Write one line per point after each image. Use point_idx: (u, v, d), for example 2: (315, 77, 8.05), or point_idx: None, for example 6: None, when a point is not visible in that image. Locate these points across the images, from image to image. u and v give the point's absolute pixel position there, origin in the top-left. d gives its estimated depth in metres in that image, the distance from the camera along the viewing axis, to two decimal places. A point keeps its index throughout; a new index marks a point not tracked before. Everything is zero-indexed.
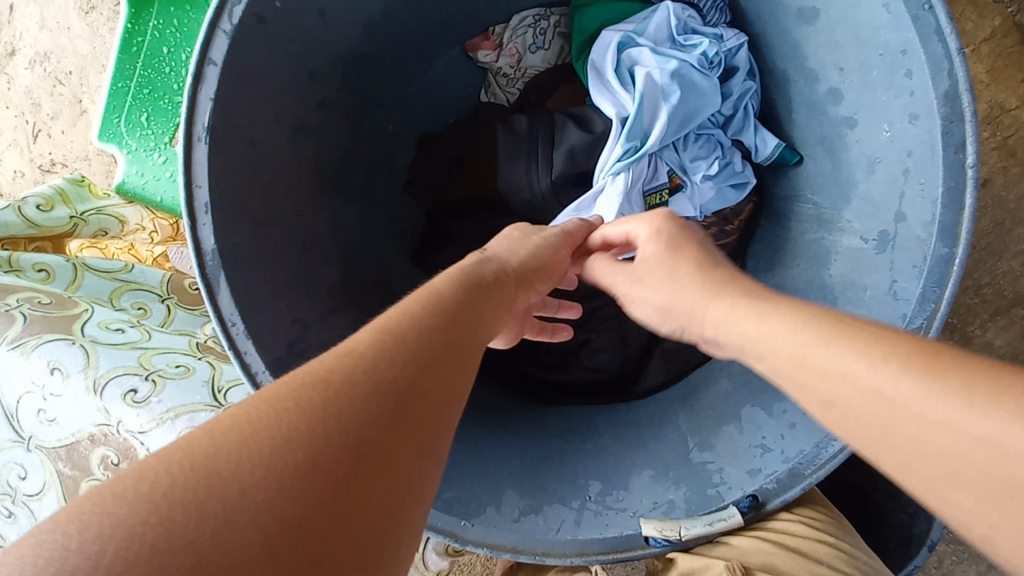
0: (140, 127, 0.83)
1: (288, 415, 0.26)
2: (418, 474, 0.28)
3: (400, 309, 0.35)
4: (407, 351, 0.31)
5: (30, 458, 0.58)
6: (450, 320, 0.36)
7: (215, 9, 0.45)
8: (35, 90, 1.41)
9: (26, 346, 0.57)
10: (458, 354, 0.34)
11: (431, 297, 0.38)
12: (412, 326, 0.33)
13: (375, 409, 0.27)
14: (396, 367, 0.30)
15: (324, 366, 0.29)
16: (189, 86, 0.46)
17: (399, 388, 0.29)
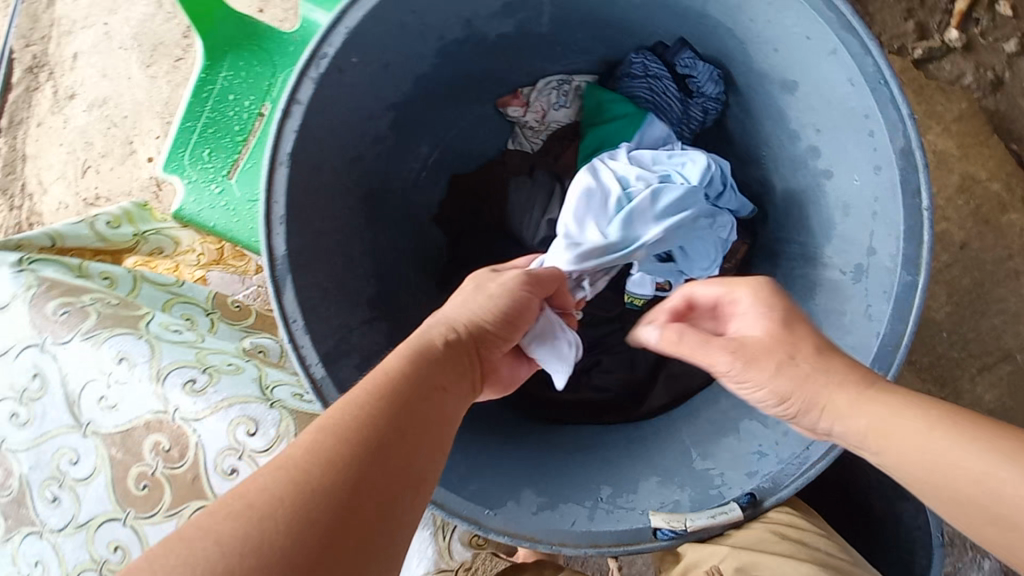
0: (202, 161, 0.93)
1: (199, 560, 0.31)
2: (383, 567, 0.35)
3: (343, 407, 0.40)
4: (352, 460, 0.37)
5: (84, 443, 0.64)
6: (395, 414, 0.41)
7: (306, 60, 0.56)
8: (90, 131, 1.54)
9: (98, 337, 0.64)
10: (388, 472, 0.38)
11: (374, 399, 0.41)
12: (343, 444, 0.37)
13: (328, 526, 0.34)
14: (344, 479, 0.36)
15: (244, 502, 0.34)
16: (277, 121, 0.56)
17: (312, 519, 0.34)
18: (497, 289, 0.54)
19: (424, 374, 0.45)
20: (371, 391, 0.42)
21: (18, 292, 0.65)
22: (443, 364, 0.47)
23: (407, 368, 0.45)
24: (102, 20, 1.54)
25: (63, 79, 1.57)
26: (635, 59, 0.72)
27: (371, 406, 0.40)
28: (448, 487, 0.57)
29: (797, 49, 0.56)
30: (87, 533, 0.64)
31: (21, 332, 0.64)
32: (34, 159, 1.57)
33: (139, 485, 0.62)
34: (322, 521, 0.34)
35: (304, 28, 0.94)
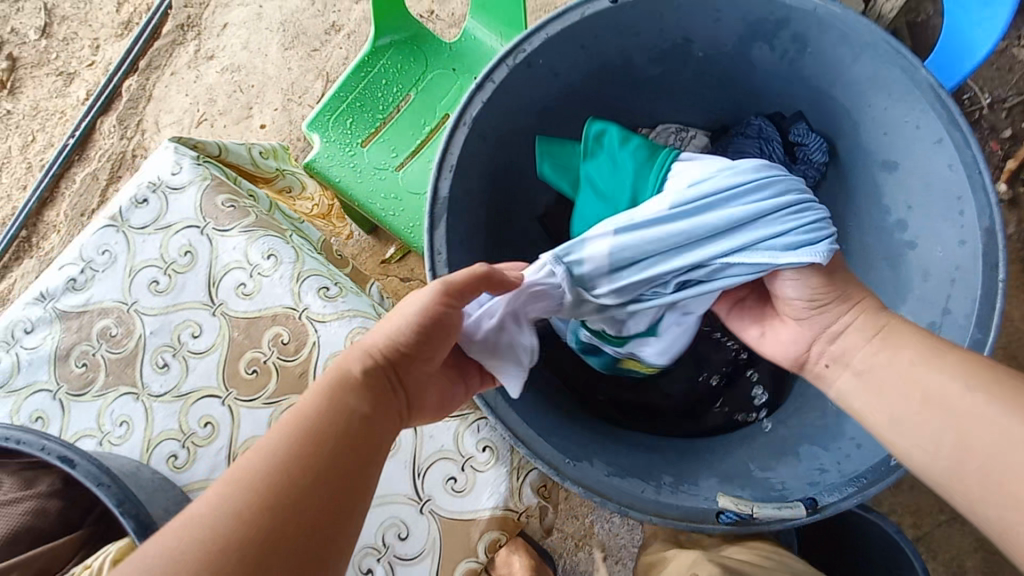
0: (343, 127, 1.05)
1: None
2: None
3: (253, 456, 0.42)
4: (264, 503, 0.39)
5: (211, 320, 0.70)
6: (307, 460, 0.42)
7: (507, 50, 0.67)
8: (216, 89, 1.72)
9: (254, 233, 0.72)
10: (328, 481, 0.42)
11: (300, 429, 0.44)
12: (276, 470, 0.41)
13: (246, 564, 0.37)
14: (248, 534, 0.38)
15: (191, 537, 0.37)
16: (470, 89, 0.67)
17: (261, 535, 0.38)
18: (413, 301, 0.52)
19: (342, 416, 0.46)
20: (296, 420, 0.45)
21: (195, 178, 0.73)
22: (368, 386, 0.49)
23: (315, 414, 0.45)
24: (257, 3, 1.75)
25: (206, 41, 1.75)
26: (754, 120, 0.83)
27: (296, 436, 0.43)
28: (536, 432, 0.62)
29: (905, 136, 0.67)
30: (184, 404, 0.69)
31: (186, 212, 0.72)
32: (158, 101, 1.74)
33: (249, 369, 0.68)
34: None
35: (460, 42, 1.09)
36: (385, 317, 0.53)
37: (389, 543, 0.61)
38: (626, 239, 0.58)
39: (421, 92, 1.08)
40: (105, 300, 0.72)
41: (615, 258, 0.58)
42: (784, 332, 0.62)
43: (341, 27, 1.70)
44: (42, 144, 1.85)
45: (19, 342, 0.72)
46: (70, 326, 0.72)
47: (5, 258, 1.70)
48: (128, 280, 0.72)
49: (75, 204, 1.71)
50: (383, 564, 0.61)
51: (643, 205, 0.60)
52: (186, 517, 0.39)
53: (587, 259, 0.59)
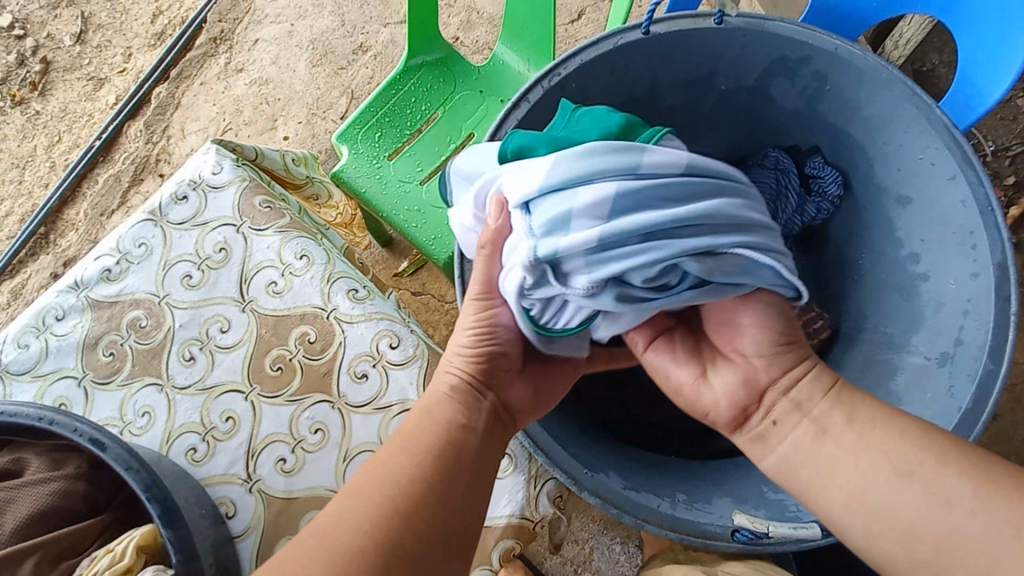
0: (372, 140, 1.10)
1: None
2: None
3: (371, 476, 0.47)
4: (393, 510, 0.44)
5: (240, 316, 0.72)
6: (417, 474, 0.47)
7: (544, 73, 0.71)
8: (243, 101, 1.77)
9: (288, 234, 0.74)
10: (440, 482, 0.47)
11: (406, 448, 0.49)
12: (395, 482, 0.46)
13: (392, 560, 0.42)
14: (381, 533, 0.43)
15: (330, 546, 0.42)
16: (505, 107, 0.70)
17: (394, 534, 0.43)
18: (469, 309, 0.58)
19: (443, 435, 0.51)
20: (401, 441, 0.50)
21: (234, 179, 0.76)
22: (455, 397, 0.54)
23: (421, 434, 0.51)
24: (289, 21, 1.82)
25: (237, 55, 1.82)
26: (771, 152, 0.86)
27: (404, 452, 0.49)
28: (556, 441, 0.63)
29: (920, 172, 0.70)
30: (206, 397, 0.70)
31: (224, 211, 0.75)
32: (186, 109, 1.79)
33: (274, 366, 0.70)
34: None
35: (488, 66, 1.14)
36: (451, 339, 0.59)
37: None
38: (626, 176, 0.51)
39: (448, 110, 1.12)
40: (138, 292, 0.73)
41: (607, 188, 0.51)
42: (721, 382, 0.59)
43: (369, 48, 1.77)
44: (68, 145, 1.90)
45: (50, 329, 0.73)
46: (101, 315, 0.73)
47: (22, 253, 1.72)
48: (162, 273, 0.74)
49: (96, 204, 1.74)
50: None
51: (637, 158, 0.52)
52: (318, 532, 0.43)
53: (577, 177, 0.52)
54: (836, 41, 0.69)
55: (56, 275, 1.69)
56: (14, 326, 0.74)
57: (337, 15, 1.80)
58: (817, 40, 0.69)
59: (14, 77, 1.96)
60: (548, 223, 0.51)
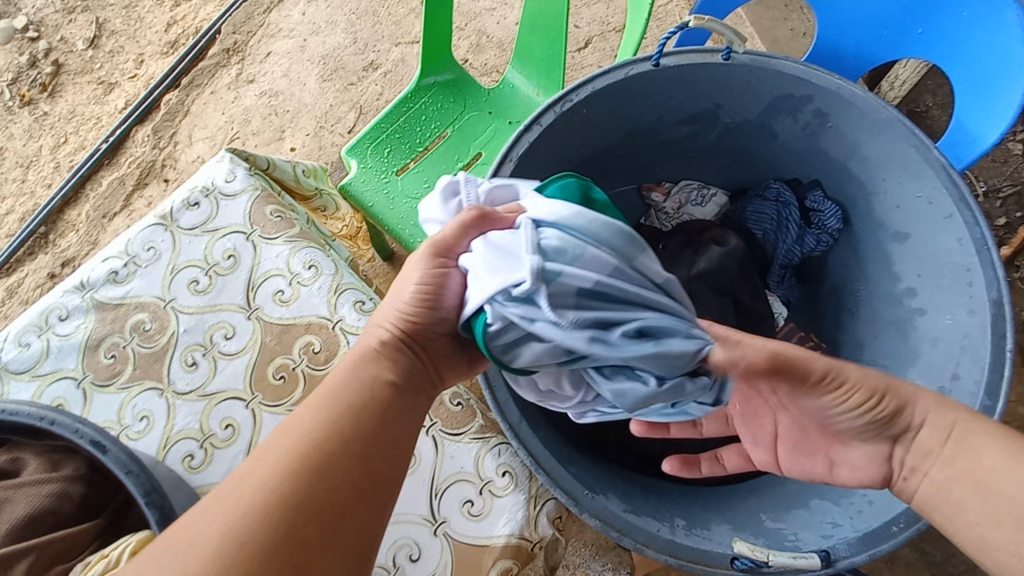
0: (381, 156, 1.12)
1: (224, 551, 0.41)
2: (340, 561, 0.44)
3: (285, 437, 0.47)
4: (303, 474, 0.45)
5: (245, 324, 0.72)
6: (330, 433, 0.48)
7: (556, 97, 0.73)
8: (252, 111, 1.79)
9: (297, 244, 0.75)
10: (352, 447, 0.48)
11: (322, 409, 0.50)
12: (307, 445, 0.47)
13: (303, 522, 0.43)
14: (290, 495, 0.44)
15: (238, 510, 0.43)
16: (517, 131, 0.72)
17: (303, 498, 0.44)
18: (419, 263, 0.56)
19: (362, 394, 0.52)
20: (320, 402, 0.50)
21: (247, 188, 0.77)
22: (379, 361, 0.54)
23: (339, 392, 0.51)
24: (302, 36, 1.86)
25: (249, 66, 1.84)
26: (772, 184, 0.89)
27: (318, 415, 0.49)
28: (556, 460, 0.63)
29: (917, 210, 0.72)
30: (206, 403, 0.69)
31: (234, 218, 0.76)
32: (195, 116, 1.81)
33: (276, 375, 0.70)
34: (261, 538, 0.42)
35: (498, 89, 1.16)
36: (392, 293, 0.58)
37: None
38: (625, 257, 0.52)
39: (457, 130, 1.14)
40: (144, 295, 0.73)
41: (610, 259, 0.50)
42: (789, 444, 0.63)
43: (379, 66, 1.80)
44: (74, 146, 1.91)
45: (53, 329, 0.73)
46: (105, 317, 0.73)
47: (20, 252, 1.72)
48: (169, 277, 0.74)
49: (98, 206, 1.74)
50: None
51: (647, 246, 0.54)
52: (228, 495, 0.44)
53: (590, 234, 0.51)
54: (838, 81, 0.71)
55: (53, 275, 1.68)
56: (18, 324, 0.73)
57: (350, 32, 1.84)
58: (819, 79, 0.72)
59: (24, 77, 1.98)
60: (557, 245, 0.49)
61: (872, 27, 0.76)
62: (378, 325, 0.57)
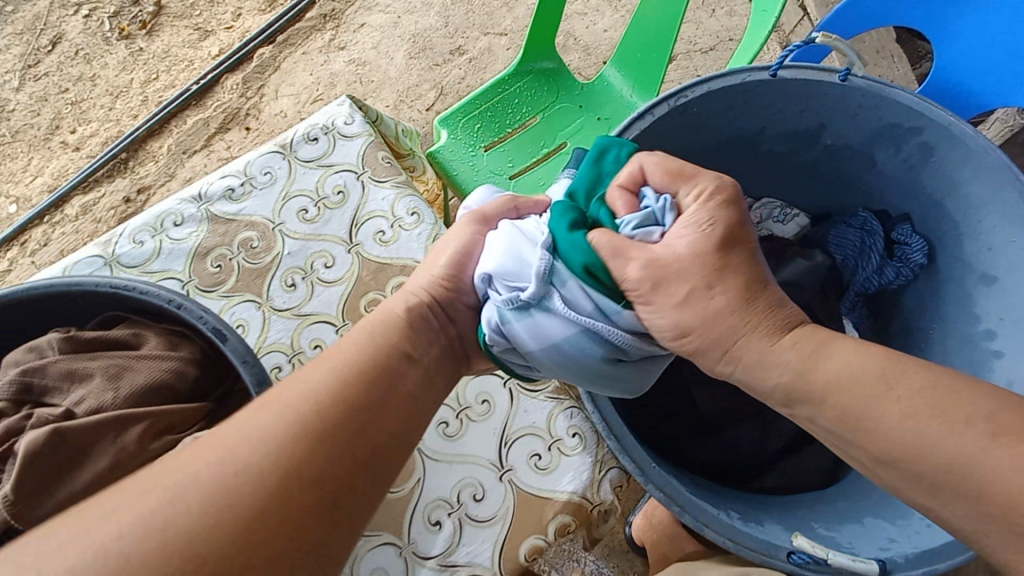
0: (472, 131, 1.16)
1: (215, 504, 0.39)
2: (320, 541, 0.41)
3: (294, 394, 0.47)
4: (306, 433, 0.44)
5: (345, 256, 0.76)
6: (342, 394, 0.48)
7: (672, 92, 0.76)
8: (338, 76, 1.87)
9: (403, 190, 0.78)
10: (359, 414, 0.47)
11: (336, 371, 0.50)
12: (318, 404, 0.47)
13: (300, 485, 0.42)
14: (289, 454, 0.43)
15: (235, 462, 0.41)
16: (632, 116, 0.75)
17: (300, 462, 0.43)
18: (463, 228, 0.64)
19: (378, 356, 0.53)
20: (333, 365, 0.50)
21: (364, 132, 0.81)
22: (397, 329, 0.56)
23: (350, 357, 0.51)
24: (396, 13, 1.93)
25: (342, 34, 1.92)
26: (860, 213, 0.91)
27: (331, 377, 0.49)
28: (627, 428, 0.65)
29: (1009, 254, 0.73)
30: (299, 323, 0.73)
31: (348, 158, 0.80)
32: (284, 73, 1.89)
33: (368, 308, 0.73)
34: (251, 495, 0.40)
35: (592, 85, 1.20)
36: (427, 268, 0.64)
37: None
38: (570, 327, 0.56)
39: (546, 117, 1.18)
40: (255, 215, 0.78)
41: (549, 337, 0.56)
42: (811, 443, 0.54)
43: (465, 52, 1.86)
44: (164, 84, 2.00)
45: (167, 232, 0.77)
46: (216, 230, 0.77)
47: (100, 173, 1.80)
48: (281, 203, 0.78)
49: (180, 141, 1.82)
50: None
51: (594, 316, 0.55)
52: (232, 440, 0.43)
53: (540, 307, 0.56)
54: (951, 117, 0.73)
55: (128, 199, 1.76)
56: (134, 222, 0.77)
57: (442, 16, 1.91)
58: (932, 113, 0.74)
59: (127, 14, 2.08)
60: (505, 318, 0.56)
61: (1013, 69, 0.76)
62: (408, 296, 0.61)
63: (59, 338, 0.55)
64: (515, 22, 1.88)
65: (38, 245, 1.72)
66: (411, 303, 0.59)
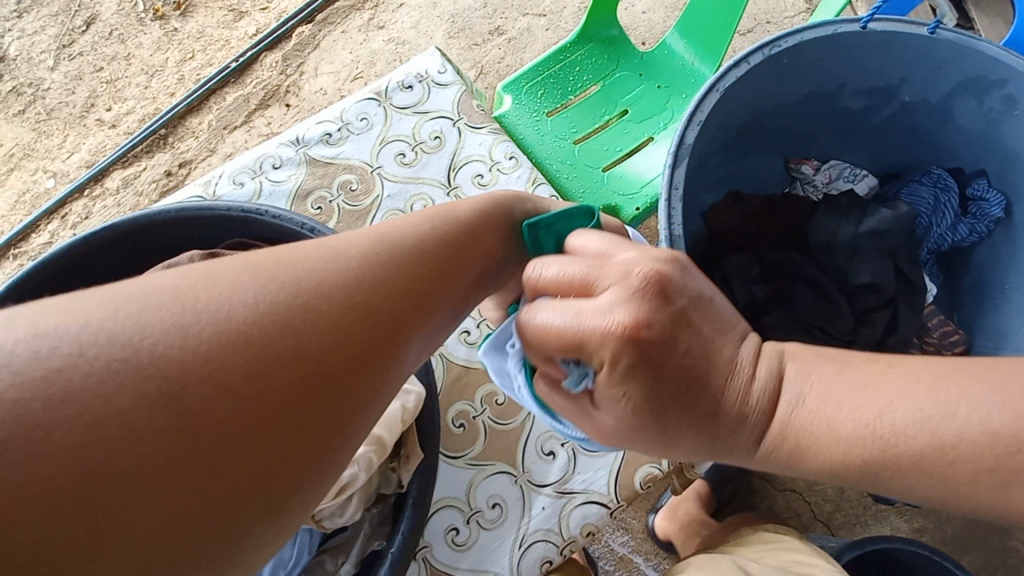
0: (535, 96, 1.17)
1: (251, 334, 0.37)
2: (273, 440, 0.36)
3: (377, 269, 0.47)
4: (357, 322, 0.43)
5: (444, 198, 0.77)
6: (401, 295, 0.47)
7: (767, 40, 0.78)
8: (378, 54, 1.88)
9: (499, 136, 0.80)
10: (394, 330, 0.45)
11: (417, 255, 0.50)
12: (384, 295, 0.46)
13: (306, 369, 0.39)
14: (333, 331, 0.41)
15: (306, 301, 0.41)
16: (730, 63, 0.77)
17: (333, 347, 0.40)
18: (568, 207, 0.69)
19: (456, 247, 0.54)
20: (423, 244, 0.52)
21: (457, 80, 0.83)
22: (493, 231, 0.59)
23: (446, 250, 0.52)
24: None
25: (381, 13, 1.92)
26: (935, 170, 0.92)
27: (409, 265, 0.49)
28: None
29: None
30: None
31: (443, 105, 0.81)
32: (323, 51, 1.89)
33: None
34: (263, 350, 0.37)
35: (654, 53, 1.21)
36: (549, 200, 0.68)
37: (479, 507, 0.67)
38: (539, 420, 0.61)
39: (608, 84, 1.20)
40: (352, 159, 0.79)
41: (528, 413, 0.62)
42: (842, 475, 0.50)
43: (504, 32, 1.87)
44: (200, 63, 1.86)
45: (266, 174, 0.78)
46: (315, 172, 0.78)
47: (138, 148, 1.76)
48: (378, 146, 0.79)
49: (220, 117, 1.81)
50: (468, 526, 0.67)
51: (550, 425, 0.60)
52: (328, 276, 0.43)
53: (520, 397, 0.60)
54: None
55: (170, 173, 1.74)
56: (233, 164, 0.78)
57: None
58: (1013, 62, 0.75)
59: None
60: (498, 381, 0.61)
61: None
62: (519, 208, 0.63)
63: (202, 254, 0.57)
64: (553, 4, 1.89)
65: (79, 218, 1.69)
66: (519, 214, 0.62)
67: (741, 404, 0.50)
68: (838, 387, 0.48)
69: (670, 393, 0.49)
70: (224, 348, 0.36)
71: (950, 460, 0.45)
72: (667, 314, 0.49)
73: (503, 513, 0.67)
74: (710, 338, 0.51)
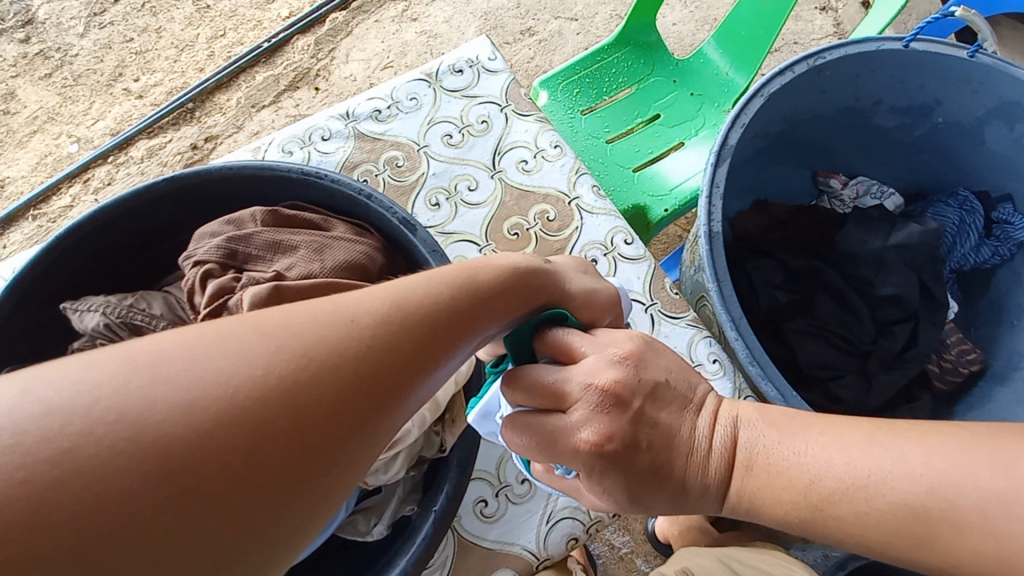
0: (571, 93, 1.19)
1: (227, 391, 0.30)
2: (204, 533, 0.27)
3: (380, 325, 0.37)
4: (348, 389, 0.34)
5: (489, 181, 0.79)
6: (402, 360, 0.37)
7: (813, 53, 0.79)
8: (409, 45, 1.90)
9: (546, 125, 0.82)
10: (387, 404, 0.36)
11: (429, 308, 0.41)
12: (387, 359, 0.37)
13: (276, 448, 0.30)
14: (316, 402, 0.32)
15: (298, 357, 0.33)
16: (775, 70, 0.78)
17: (316, 421, 0.32)
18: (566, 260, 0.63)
19: (477, 302, 0.44)
20: (437, 296, 0.42)
21: (507, 68, 0.84)
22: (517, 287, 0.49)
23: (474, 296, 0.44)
24: None
25: (415, 6, 1.95)
26: (963, 191, 0.95)
27: (420, 322, 0.40)
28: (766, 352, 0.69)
29: None
30: (443, 240, 0.76)
31: (492, 91, 0.83)
32: (355, 37, 1.91)
33: (511, 232, 0.76)
34: (231, 415, 0.29)
35: (689, 60, 1.23)
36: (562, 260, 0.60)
37: (508, 482, 0.69)
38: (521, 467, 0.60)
39: (642, 87, 1.22)
40: (400, 137, 0.80)
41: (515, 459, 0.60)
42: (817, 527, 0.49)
43: (536, 33, 1.90)
44: (231, 41, 1.87)
45: (315, 145, 0.79)
46: (363, 146, 0.80)
47: (165, 120, 1.76)
48: (426, 126, 0.81)
49: (249, 95, 1.81)
50: (496, 499, 0.68)
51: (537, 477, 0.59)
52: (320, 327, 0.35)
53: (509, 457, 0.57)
54: None
55: (195, 146, 1.74)
56: (283, 133, 0.80)
57: None
58: None
59: None
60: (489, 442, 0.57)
61: None
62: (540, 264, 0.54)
63: (263, 211, 0.59)
64: (586, 9, 1.93)
65: (101, 184, 1.69)
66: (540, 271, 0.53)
67: (701, 480, 0.49)
68: (802, 436, 0.48)
69: (640, 476, 0.48)
70: (194, 400, 0.29)
71: (910, 514, 0.46)
72: (624, 423, 0.47)
73: (531, 489, 0.69)
74: (668, 424, 0.49)
